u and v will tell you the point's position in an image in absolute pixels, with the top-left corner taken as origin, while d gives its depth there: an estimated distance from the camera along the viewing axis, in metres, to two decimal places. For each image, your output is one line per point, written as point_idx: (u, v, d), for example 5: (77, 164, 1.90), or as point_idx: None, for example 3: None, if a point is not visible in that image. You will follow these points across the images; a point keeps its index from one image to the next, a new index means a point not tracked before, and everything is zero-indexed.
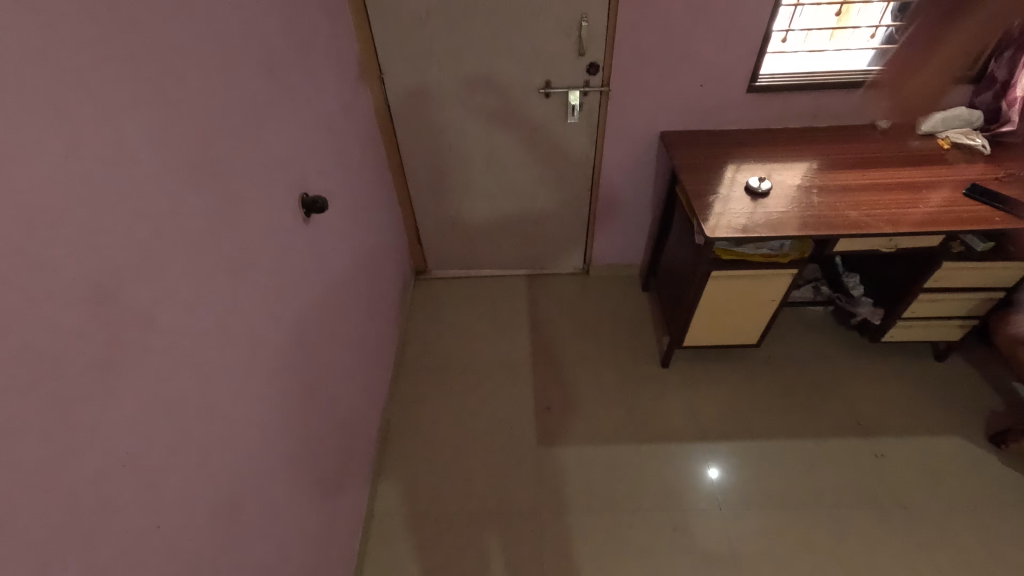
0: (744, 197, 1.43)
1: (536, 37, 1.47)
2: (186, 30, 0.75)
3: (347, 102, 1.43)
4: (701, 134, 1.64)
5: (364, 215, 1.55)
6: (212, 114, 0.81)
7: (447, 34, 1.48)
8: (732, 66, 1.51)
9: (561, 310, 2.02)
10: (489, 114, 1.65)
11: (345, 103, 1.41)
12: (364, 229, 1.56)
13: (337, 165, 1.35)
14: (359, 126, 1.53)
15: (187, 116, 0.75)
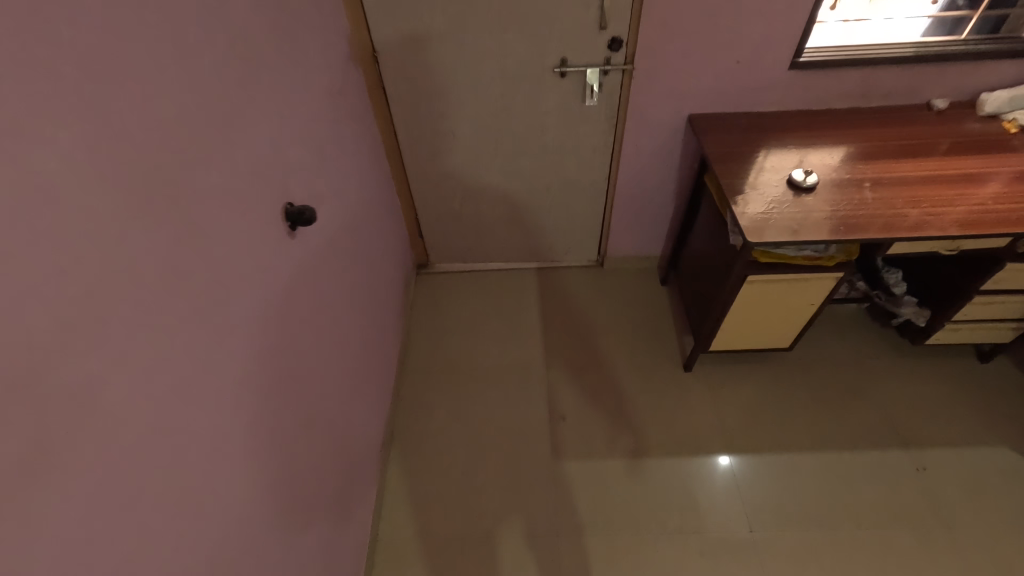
0: (786, 190, 1.27)
1: (551, 9, 1.28)
2: (122, 22, 0.60)
3: (337, 87, 1.26)
4: (734, 116, 1.47)
5: (358, 215, 1.40)
6: (165, 126, 0.66)
7: (450, 7, 1.29)
8: (774, 40, 1.33)
9: (574, 307, 1.89)
10: (497, 97, 1.48)
11: (334, 88, 1.24)
12: (359, 231, 1.42)
13: (326, 162, 1.19)
14: (352, 114, 1.36)
15: (128, 134, 0.60)
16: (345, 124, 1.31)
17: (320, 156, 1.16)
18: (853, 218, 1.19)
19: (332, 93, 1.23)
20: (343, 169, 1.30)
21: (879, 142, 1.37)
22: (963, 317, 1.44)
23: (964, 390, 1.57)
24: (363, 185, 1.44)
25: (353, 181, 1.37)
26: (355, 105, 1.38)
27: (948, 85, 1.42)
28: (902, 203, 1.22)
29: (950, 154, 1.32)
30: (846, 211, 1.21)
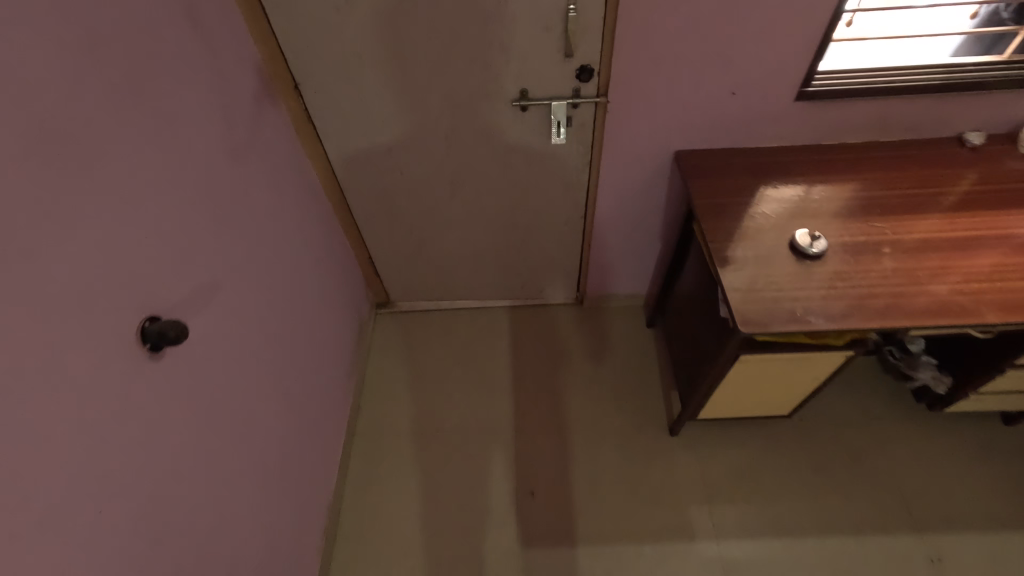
0: (790, 255, 1.05)
1: (505, 33, 1.05)
2: None
3: (241, 134, 1.04)
4: (726, 154, 1.24)
5: (280, 278, 1.19)
6: None
7: (379, 30, 1.06)
8: (778, 67, 1.09)
9: (548, 354, 1.69)
10: (447, 132, 1.25)
11: (236, 139, 1.01)
12: (282, 298, 1.21)
13: (225, 234, 0.98)
14: (270, 160, 1.14)
15: None
16: (256, 175, 1.09)
17: (212, 230, 0.95)
18: (870, 297, 0.97)
19: (232, 146, 1.01)
20: (253, 233, 1.08)
21: (902, 187, 1.14)
22: (991, 388, 1.24)
23: (987, 461, 1.38)
24: (288, 240, 1.23)
25: (272, 239, 1.16)
26: (275, 147, 1.16)
27: (987, 115, 1.18)
28: (929, 273, 1.00)
29: (988, 205, 1.09)
30: (862, 285, 0.99)
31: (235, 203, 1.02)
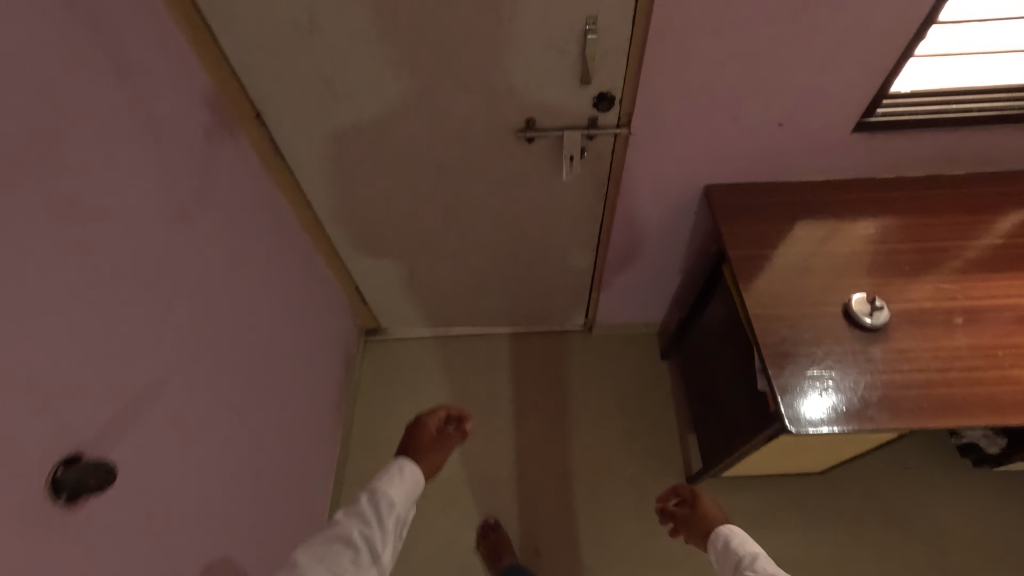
0: (846, 324, 0.89)
1: (507, 56, 0.86)
2: None
3: (193, 180, 0.86)
4: (765, 191, 1.06)
5: (252, 337, 1.04)
6: None
7: (352, 52, 0.86)
8: (837, 96, 0.90)
9: (554, 391, 1.56)
10: (440, 163, 1.07)
11: (184, 193, 0.84)
12: (256, 359, 1.06)
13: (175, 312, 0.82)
14: (231, 203, 0.96)
15: None
16: (213, 226, 0.92)
17: (161, 309, 0.78)
18: (943, 383, 0.82)
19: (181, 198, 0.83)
20: (215, 296, 0.92)
21: (973, 237, 0.97)
22: None
23: None
24: (258, 291, 1.07)
25: (239, 296, 1.00)
26: (238, 186, 0.98)
27: None
28: (1010, 353, 0.84)
29: None
30: (931, 367, 0.84)
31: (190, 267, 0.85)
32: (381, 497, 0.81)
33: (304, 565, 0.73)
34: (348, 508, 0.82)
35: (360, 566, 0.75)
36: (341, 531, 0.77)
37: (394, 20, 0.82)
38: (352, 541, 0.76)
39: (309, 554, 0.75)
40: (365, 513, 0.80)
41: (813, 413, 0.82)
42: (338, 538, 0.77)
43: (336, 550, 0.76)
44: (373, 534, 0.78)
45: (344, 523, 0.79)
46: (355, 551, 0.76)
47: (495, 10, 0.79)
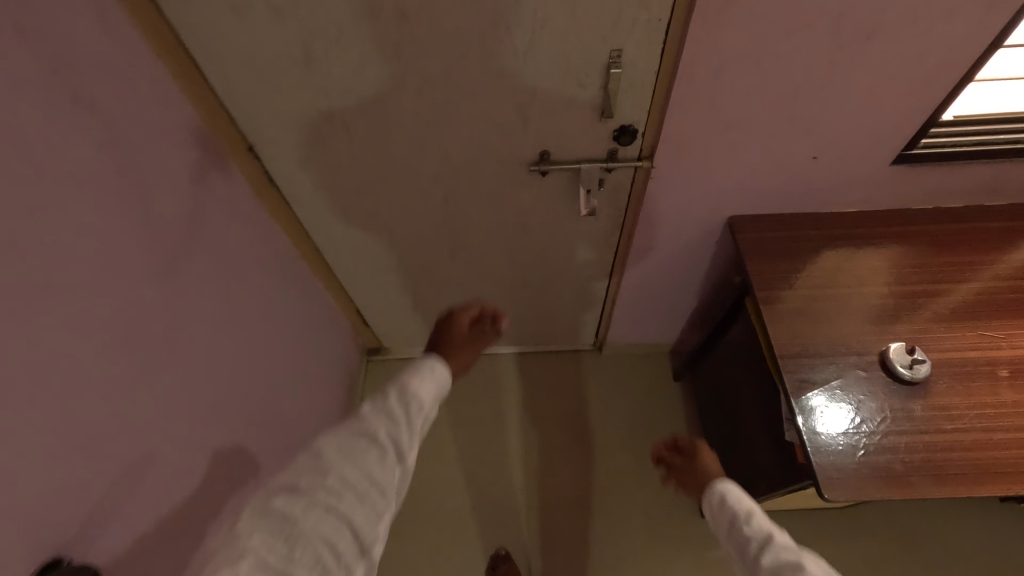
0: (883, 376, 0.83)
1: (522, 89, 0.79)
2: None
3: (188, 227, 0.80)
4: (792, 225, 1.00)
5: (253, 382, 0.99)
6: None
7: (353, 84, 0.79)
8: (878, 130, 0.83)
9: (564, 415, 1.54)
10: (447, 195, 1.00)
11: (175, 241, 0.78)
12: (259, 404, 1.02)
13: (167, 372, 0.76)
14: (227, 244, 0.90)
15: None
16: (209, 273, 0.86)
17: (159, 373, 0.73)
18: (990, 446, 0.76)
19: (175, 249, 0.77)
20: (218, 346, 0.87)
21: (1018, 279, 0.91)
22: None
23: None
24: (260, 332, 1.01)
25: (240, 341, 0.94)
26: (232, 225, 0.92)
27: None
28: None
29: None
30: (978, 427, 0.78)
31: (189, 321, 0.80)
32: (410, 396, 0.64)
33: (325, 460, 0.56)
34: (375, 397, 0.64)
35: (387, 464, 0.58)
36: (367, 425, 0.60)
37: (397, 51, 0.74)
38: (381, 441, 0.59)
39: (331, 444, 0.58)
40: (394, 409, 0.62)
41: (833, 427, 0.79)
42: (364, 430, 0.59)
43: (364, 446, 0.58)
44: (402, 435, 0.61)
45: (372, 414, 0.61)
46: (382, 448, 0.59)
47: (511, 43, 0.72)
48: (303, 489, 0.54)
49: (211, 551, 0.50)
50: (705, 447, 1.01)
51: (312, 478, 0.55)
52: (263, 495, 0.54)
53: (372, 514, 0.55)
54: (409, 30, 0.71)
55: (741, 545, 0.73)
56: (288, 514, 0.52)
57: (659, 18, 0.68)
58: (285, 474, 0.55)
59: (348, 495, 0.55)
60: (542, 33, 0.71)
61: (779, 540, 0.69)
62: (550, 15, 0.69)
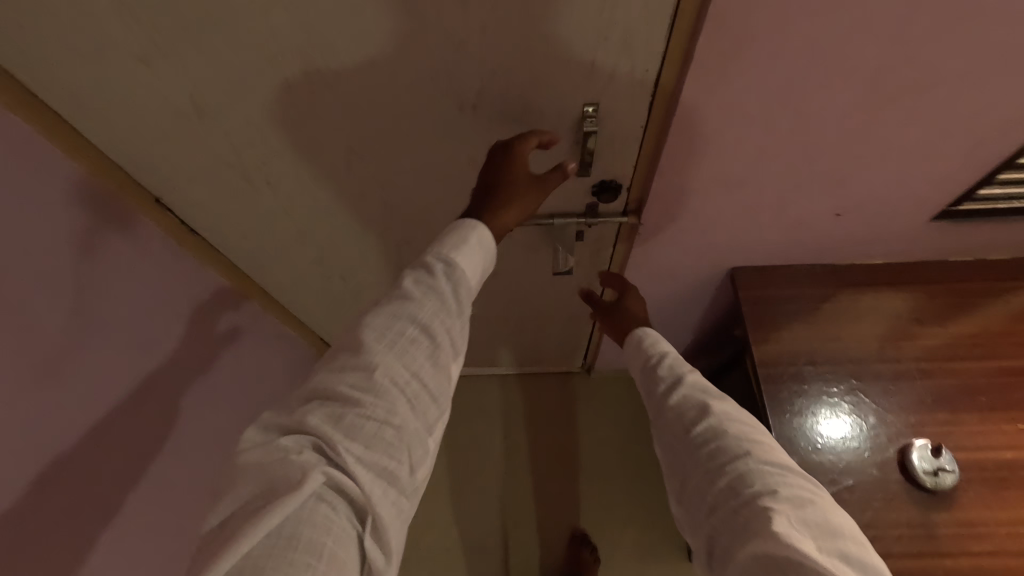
0: (902, 480, 0.71)
1: (478, 144, 0.64)
2: None
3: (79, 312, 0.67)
4: (805, 281, 0.85)
5: (208, 459, 0.88)
6: None
7: (271, 140, 0.64)
8: (920, 188, 0.68)
9: (548, 444, 1.44)
10: (399, 245, 0.85)
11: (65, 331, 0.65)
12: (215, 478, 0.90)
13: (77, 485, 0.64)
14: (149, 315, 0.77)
15: None
16: (126, 357, 0.73)
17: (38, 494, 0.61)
18: None
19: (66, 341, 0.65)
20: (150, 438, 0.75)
21: None
22: None
23: None
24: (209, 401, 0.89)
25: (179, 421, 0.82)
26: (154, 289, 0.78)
27: None
28: None
29: None
30: (1011, 551, 0.67)
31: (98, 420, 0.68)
32: (456, 274, 0.59)
33: (368, 354, 0.54)
34: (416, 273, 0.60)
35: (437, 362, 0.56)
36: (410, 309, 0.56)
37: (313, 102, 0.59)
38: (427, 329, 0.56)
39: (372, 334, 0.55)
40: (440, 286, 0.58)
41: (830, 434, 0.75)
42: (406, 316, 0.56)
43: (410, 336, 0.55)
44: (452, 325, 0.58)
45: (416, 294, 0.58)
46: (429, 339, 0.56)
47: (457, 95, 0.57)
48: (347, 392, 0.52)
49: (257, 458, 0.50)
50: (638, 298, 0.85)
51: (355, 379, 0.53)
52: (308, 403, 0.53)
53: (421, 419, 0.54)
54: (326, 79, 0.56)
55: (651, 386, 0.71)
56: (336, 424, 0.51)
57: (644, 69, 0.53)
58: (325, 378, 0.54)
59: (397, 396, 0.53)
60: (495, 82, 0.55)
61: (689, 377, 0.68)
62: (503, 64, 0.53)
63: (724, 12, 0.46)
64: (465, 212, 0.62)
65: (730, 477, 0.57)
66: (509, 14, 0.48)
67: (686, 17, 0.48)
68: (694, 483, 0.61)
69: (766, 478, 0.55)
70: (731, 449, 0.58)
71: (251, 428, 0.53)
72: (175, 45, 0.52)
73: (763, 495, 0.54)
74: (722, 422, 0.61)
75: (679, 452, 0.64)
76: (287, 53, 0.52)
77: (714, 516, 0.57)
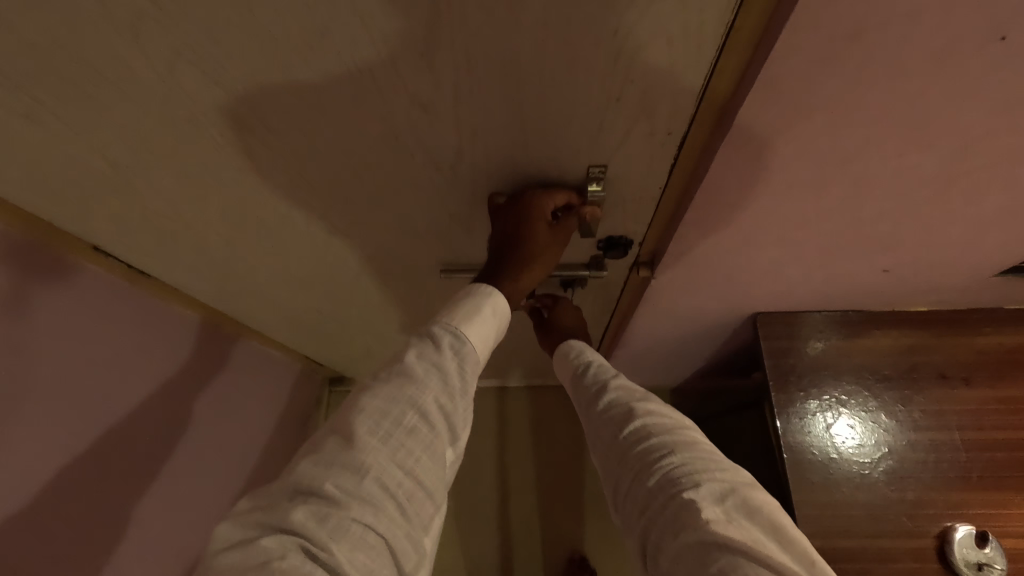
0: (940, 569, 0.64)
1: (461, 201, 0.54)
2: None
3: (28, 392, 0.58)
4: (836, 330, 0.75)
5: (182, 515, 0.80)
6: None
7: (207, 192, 0.53)
8: (993, 248, 0.57)
9: (549, 462, 1.37)
10: (377, 290, 0.75)
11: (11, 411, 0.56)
12: (199, 534, 0.84)
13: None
14: (108, 373, 0.68)
15: None
16: (83, 425, 0.64)
17: None
18: None
19: (15, 426, 0.56)
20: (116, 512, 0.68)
21: None
22: None
23: None
24: (185, 453, 0.81)
25: (154, 482, 0.75)
26: (109, 347, 0.68)
27: None
28: None
29: None
30: None
31: (62, 505, 0.61)
32: (461, 346, 0.46)
33: (359, 451, 0.39)
34: (419, 345, 0.46)
35: (436, 454, 0.42)
36: (411, 393, 0.42)
37: (264, 155, 0.48)
38: (429, 417, 0.42)
39: (364, 426, 0.40)
40: (446, 367, 0.44)
41: (859, 495, 0.68)
42: (406, 399, 0.42)
43: (407, 426, 0.41)
44: (456, 408, 0.43)
45: (417, 372, 0.43)
46: (431, 428, 0.42)
47: (431, 154, 0.47)
48: (333, 495, 0.37)
49: (226, 568, 0.35)
50: (571, 307, 0.72)
51: (342, 479, 0.38)
52: (285, 501, 0.38)
53: (417, 528, 0.39)
54: (270, 134, 0.45)
55: (580, 390, 0.59)
56: (319, 531, 0.36)
57: (665, 133, 0.43)
58: (308, 469, 0.39)
59: (388, 505, 0.38)
60: (481, 138, 0.44)
61: (617, 377, 0.56)
62: (488, 125, 0.43)
63: (777, 79, 0.35)
64: (481, 277, 0.51)
65: (658, 476, 0.46)
66: (495, 72, 0.38)
67: (724, 80, 0.37)
68: (625, 490, 0.50)
69: (696, 473, 0.44)
70: (658, 447, 0.47)
71: (223, 524, 0.39)
72: (71, 99, 0.41)
73: (689, 490, 0.43)
74: (650, 420, 0.50)
75: (606, 455, 0.52)
76: (212, 106, 0.42)
77: (646, 526, 0.46)
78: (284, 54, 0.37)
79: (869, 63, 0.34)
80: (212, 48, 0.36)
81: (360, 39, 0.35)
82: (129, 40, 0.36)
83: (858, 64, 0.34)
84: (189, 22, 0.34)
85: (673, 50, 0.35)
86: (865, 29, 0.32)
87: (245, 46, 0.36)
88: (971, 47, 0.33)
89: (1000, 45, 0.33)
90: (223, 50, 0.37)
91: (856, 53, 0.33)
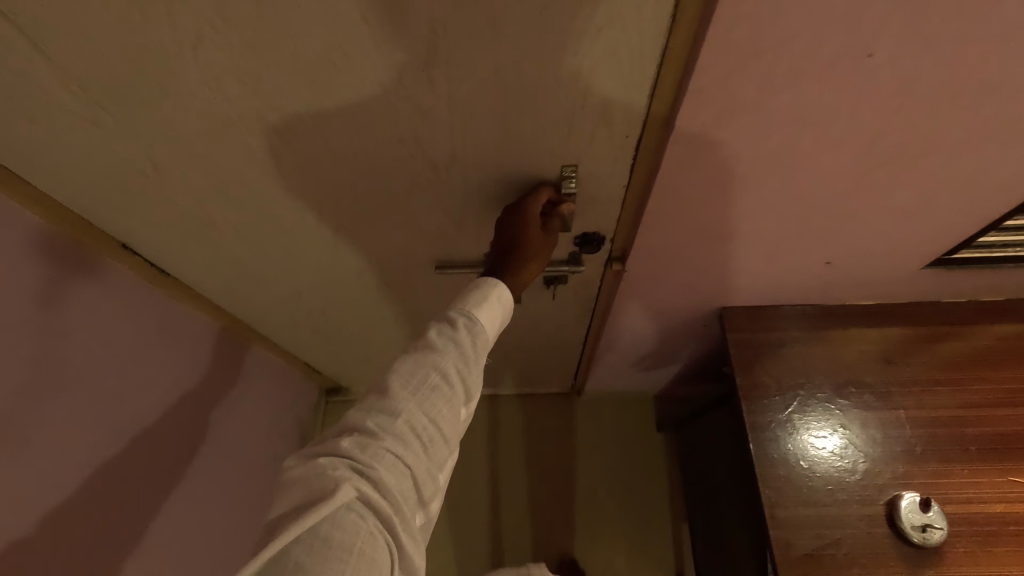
0: (889, 534, 0.71)
1: (454, 199, 0.62)
2: None
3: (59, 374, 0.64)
4: (793, 323, 0.83)
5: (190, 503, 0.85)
6: None
7: (233, 193, 0.61)
8: (915, 240, 0.66)
9: (539, 467, 1.42)
10: (378, 288, 0.82)
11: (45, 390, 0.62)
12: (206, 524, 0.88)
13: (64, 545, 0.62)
14: (133, 363, 0.74)
15: None
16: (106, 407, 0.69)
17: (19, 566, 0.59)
18: None
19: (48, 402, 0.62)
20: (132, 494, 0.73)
21: None
22: None
23: None
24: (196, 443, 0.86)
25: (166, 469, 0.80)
26: (134, 340, 0.75)
27: None
28: None
29: None
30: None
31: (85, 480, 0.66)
32: (478, 328, 0.52)
33: (394, 400, 0.46)
34: (441, 325, 0.53)
35: (456, 410, 0.48)
36: (435, 358, 0.49)
37: (285, 159, 0.56)
38: (450, 380, 0.49)
39: (398, 381, 0.47)
40: (462, 341, 0.51)
41: (818, 467, 0.75)
42: (431, 363, 0.49)
43: (433, 383, 0.48)
44: (473, 375, 0.50)
45: (438, 345, 0.50)
46: (451, 387, 0.48)
47: (429, 156, 0.55)
48: (373, 429, 0.45)
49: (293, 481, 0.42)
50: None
51: (381, 418, 0.45)
52: (336, 435, 0.46)
53: (434, 466, 0.46)
54: (291, 139, 0.53)
55: None
56: (364, 454, 0.43)
57: (623, 136, 0.51)
58: (357, 413, 0.46)
59: (414, 443, 0.45)
60: (470, 141, 0.53)
61: None
62: (476, 129, 0.51)
63: (705, 87, 0.44)
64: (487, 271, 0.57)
65: None
66: (481, 84, 0.46)
67: (665, 89, 0.46)
68: None
69: None
70: None
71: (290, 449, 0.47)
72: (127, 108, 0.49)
73: None
74: None
75: None
76: (245, 114, 0.50)
77: None
78: (310, 71, 0.45)
79: (773, 74, 0.43)
80: (249, 64, 0.45)
81: (369, 57, 0.44)
82: (183, 59, 0.44)
83: (766, 75, 0.43)
84: (235, 44, 0.43)
85: (622, 65, 0.44)
86: (765, 48, 0.41)
87: (277, 64, 0.44)
88: (849, 62, 0.42)
89: (871, 60, 0.42)
90: (260, 66, 0.45)
91: (761, 66, 0.42)
